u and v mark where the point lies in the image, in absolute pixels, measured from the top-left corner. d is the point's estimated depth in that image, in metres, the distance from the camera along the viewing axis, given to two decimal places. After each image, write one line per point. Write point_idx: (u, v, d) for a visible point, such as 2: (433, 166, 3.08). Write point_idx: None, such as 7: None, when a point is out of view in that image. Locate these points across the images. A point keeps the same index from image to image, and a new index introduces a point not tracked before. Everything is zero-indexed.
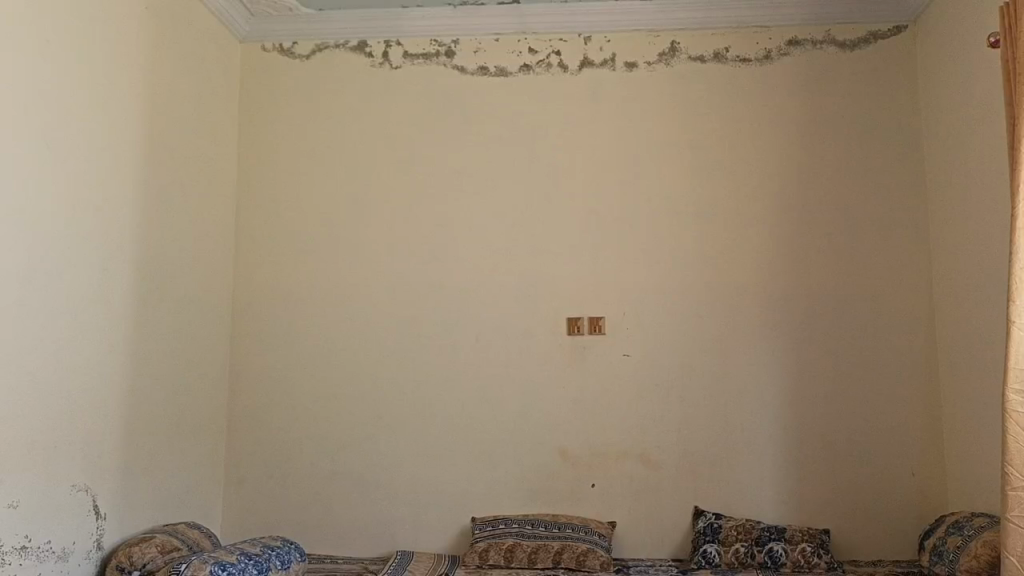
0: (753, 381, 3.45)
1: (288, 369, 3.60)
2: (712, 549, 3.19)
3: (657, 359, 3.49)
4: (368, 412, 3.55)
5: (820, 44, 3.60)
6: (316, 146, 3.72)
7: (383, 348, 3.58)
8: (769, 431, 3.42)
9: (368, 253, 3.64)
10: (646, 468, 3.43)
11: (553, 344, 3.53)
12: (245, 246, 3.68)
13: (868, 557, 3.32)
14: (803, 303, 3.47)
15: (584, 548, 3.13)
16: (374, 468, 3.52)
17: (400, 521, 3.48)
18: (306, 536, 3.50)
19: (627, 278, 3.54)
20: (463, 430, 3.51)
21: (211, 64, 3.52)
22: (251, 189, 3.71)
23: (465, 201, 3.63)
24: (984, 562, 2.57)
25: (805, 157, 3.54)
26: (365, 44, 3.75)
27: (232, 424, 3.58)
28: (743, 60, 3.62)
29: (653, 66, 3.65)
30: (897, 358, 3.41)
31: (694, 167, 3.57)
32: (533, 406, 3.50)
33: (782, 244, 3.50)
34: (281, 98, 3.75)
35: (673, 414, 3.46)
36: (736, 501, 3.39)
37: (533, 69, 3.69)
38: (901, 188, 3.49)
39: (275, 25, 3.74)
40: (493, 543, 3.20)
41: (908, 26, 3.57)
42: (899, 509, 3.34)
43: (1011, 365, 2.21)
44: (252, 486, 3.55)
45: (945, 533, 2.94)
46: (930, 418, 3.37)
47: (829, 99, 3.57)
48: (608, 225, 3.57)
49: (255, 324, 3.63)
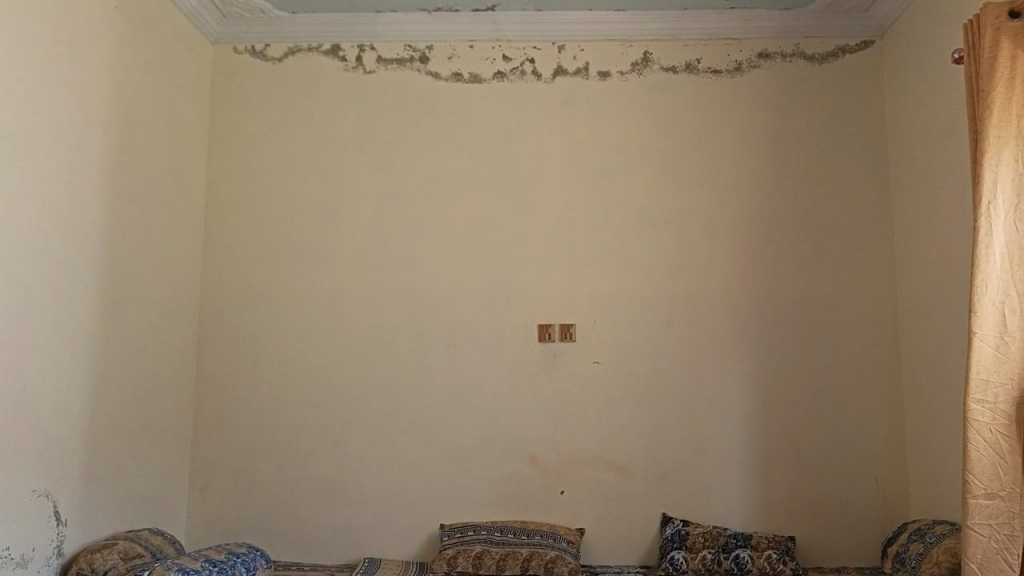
0: (722, 389, 3.48)
1: (256, 374, 3.56)
2: (678, 556, 3.18)
3: (628, 365, 3.51)
4: (337, 417, 3.52)
5: (790, 58, 3.65)
6: (287, 149, 3.69)
7: (353, 353, 3.56)
8: (737, 439, 3.45)
9: (340, 258, 3.62)
10: (615, 475, 3.45)
11: (524, 350, 3.53)
12: (215, 248, 3.65)
13: (832, 564, 3.36)
14: (771, 312, 3.51)
15: (551, 555, 3.12)
16: (342, 474, 3.49)
17: (367, 528, 3.46)
18: (272, 543, 3.46)
19: (598, 285, 3.55)
20: (433, 436, 3.50)
21: (181, 65, 3.48)
22: (221, 192, 3.68)
23: (437, 206, 3.63)
24: (944, 568, 2.61)
25: (774, 168, 3.59)
26: (339, 48, 3.74)
27: (198, 429, 3.54)
28: (714, 71, 3.66)
29: (626, 75, 3.68)
30: (863, 367, 3.47)
31: (666, 175, 3.60)
32: (503, 412, 3.50)
33: (751, 253, 3.54)
34: (253, 101, 3.73)
35: (642, 422, 3.47)
36: (703, 508, 3.41)
37: (506, 76, 3.70)
38: (867, 200, 3.55)
39: (247, 27, 3.71)
40: (461, 551, 3.17)
41: (875, 41, 3.64)
42: (863, 516, 3.38)
43: (973, 374, 2.28)
44: (218, 492, 3.50)
45: (907, 540, 2.98)
46: (893, 427, 3.42)
47: (799, 111, 3.62)
48: (579, 233, 3.58)
49: (223, 328, 3.59)
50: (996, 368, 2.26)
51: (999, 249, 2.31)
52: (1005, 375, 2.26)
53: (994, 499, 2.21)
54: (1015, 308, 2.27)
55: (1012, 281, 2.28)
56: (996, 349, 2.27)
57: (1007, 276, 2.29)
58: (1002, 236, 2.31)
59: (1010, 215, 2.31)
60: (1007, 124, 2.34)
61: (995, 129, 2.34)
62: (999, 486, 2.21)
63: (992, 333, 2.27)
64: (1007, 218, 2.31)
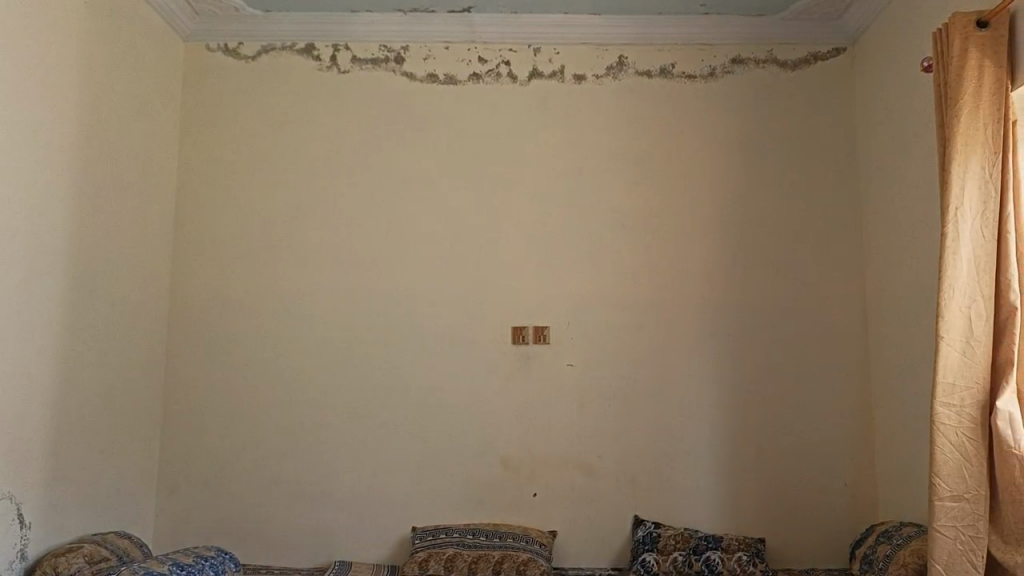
0: (694, 392, 3.50)
1: (227, 376, 3.52)
2: (650, 558, 3.18)
3: (601, 368, 3.51)
4: (308, 419, 3.49)
5: (763, 64, 3.69)
6: (260, 148, 3.66)
7: (325, 354, 3.53)
8: (708, 442, 3.47)
9: (312, 259, 3.59)
10: (587, 478, 3.45)
11: (497, 352, 3.53)
12: (185, 248, 3.60)
13: (802, 565, 3.39)
14: (743, 316, 3.54)
15: (524, 558, 3.12)
16: (313, 476, 3.46)
17: (338, 531, 3.43)
18: (242, 546, 3.42)
19: (572, 288, 3.56)
20: (405, 437, 3.48)
21: (152, 62, 3.44)
22: (192, 191, 3.63)
23: (411, 207, 3.62)
24: (910, 569, 2.65)
25: (746, 173, 3.62)
26: (313, 47, 3.72)
27: (166, 431, 3.49)
28: (689, 76, 3.68)
29: (601, 79, 3.69)
30: (833, 370, 3.50)
31: (640, 179, 3.62)
32: (476, 414, 3.49)
33: (724, 258, 3.57)
34: (225, 100, 3.69)
35: (614, 424, 3.48)
36: (675, 510, 3.43)
37: (482, 78, 3.69)
38: (838, 205, 3.60)
39: (220, 25, 3.67)
40: (433, 553, 3.16)
41: (846, 49, 3.69)
42: (832, 518, 3.41)
43: (940, 379, 2.41)
44: (186, 495, 3.45)
45: (875, 541, 3.01)
46: (862, 430, 3.46)
47: (771, 116, 3.65)
48: (553, 235, 3.59)
49: (193, 329, 3.55)
50: (963, 372, 2.39)
51: (966, 254, 2.43)
52: (970, 380, 2.38)
53: (959, 500, 2.34)
54: (980, 312, 2.39)
55: (978, 286, 2.40)
56: (963, 354, 2.39)
57: (974, 282, 2.41)
58: (968, 241, 2.42)
59: (976, 221, 2.42)
60: (973, 133, 2.45)
61: (962, 138, 2.46)
62: (965, 488, 2.34)
63: (958, 338, 2.40)
64: (974, 223, 2.42)
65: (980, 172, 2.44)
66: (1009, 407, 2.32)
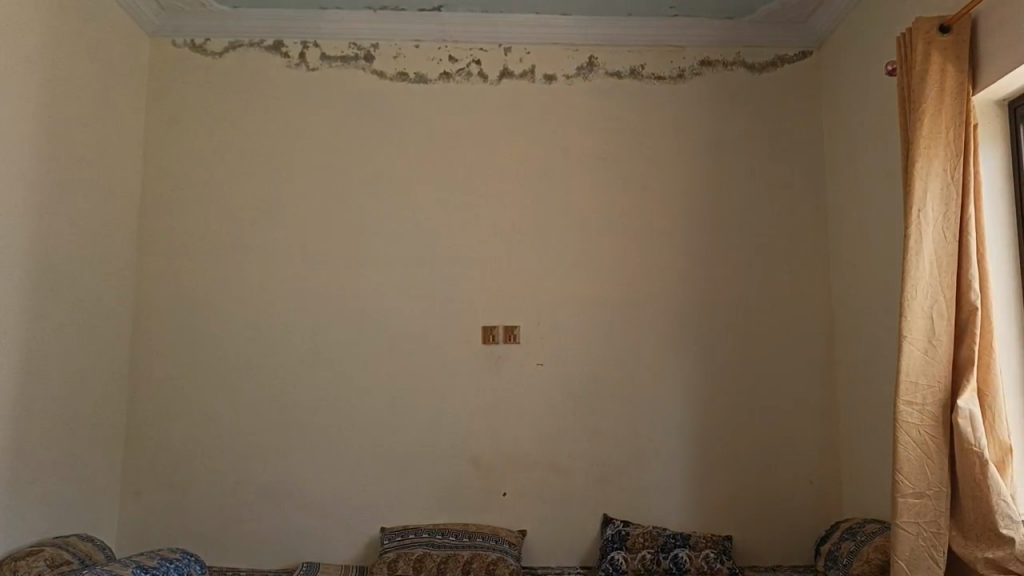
0: (663, 392, 3.52)
1: (193, 376, 3.48)
2: (619, 556, 3.20)
3: (571, 368, 3.52)
4: (276, 420, 3.46)
5: (731, 66, 3.72)
6: (227, 145, 3.62)
7: (293, 354, 3.50)
8: (677, 440, 3.50)
9: (280, 257, 3.56)
10: (557, 477, 3.46)
11: (467, 352, 3.52)
12: (150, 245, 3.55)
13: (768, 562, 3.42)
14: (712, 315, 3.56)
15: (493, 557, 3.12)
16: (281, 477, 3.43)
17: (306, 532, 3.40)
18: (209, 548, 3.39)
19: (542, 288, 3.56)
20: (374, 437, 3.46)
21: (116, 57, 3.38)
22: (157, 188, 3.58)
23: (381, 206, 3.60)
24: (874, 565, 2.71)
25: (715, 174, 3.65)
26: (282, 44, 3.69)
27: (130, 431, 3.44)
28: (658, 77, 3.71)
29: (571, 79, 3.70)
30: (800, 369, 3.55)
31: (610, 179, 3.63)
32: (445, 414, 3.49)
33: (692, 258, 3.59)
34: (192, 96, 3.64)
35: (584, 423, 3.50)
36: (644, 509, 3.45)
37: (452, 77, 3.69)
38: (805, 206, 3.64)
39: (186, 20, 3.63)
40: (402, 554, 3.14)
41: (812, 53, 3.74)
42: (797, 516, 3.46)
43: (903, 377, 2.46)
44: (151, 497, 3.41)
45: (840, 538, 3.05)
46: (826, 429, 3.51)
47: (739, 118, 3.69)
48: (524, 235, 3.59)
49: (158, 328, 3.51)
50: (924, 372, 2.44)
51: (928, 254, 2.48)
52: (932, 378, 2.43)
53: (921, 497, 2.39)
54: (942, 312, 2.44)
55: (940, 286, 2.45)
56: (925, 354, 2.45)
57: (936, 282, 2.46)
58: (930, 242, 2.47)
59: (937, 223, 2.47)
60: (935, 135, 2.50)
61: (925, 141, 2.50)
62: (927, 486, 2.39)
63: (920, 338, 2.45)
64: (936, 224, 2.47)
65: (942, 174, 2.49)
66: (970, 406, 2.37)
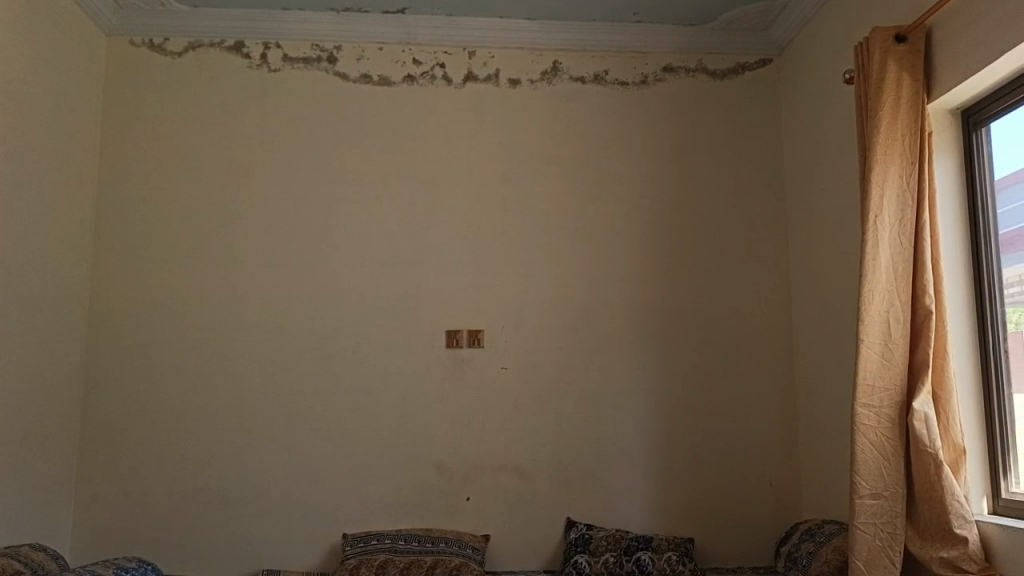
0: (626, 395, 3.54)
1: (151, 381, 3.42)
2: (582, 560, 3.20)
3: (535, 372, 3.53)
4: (235, 425, 3.41)
5: (693, 72, 3.76)
6: (186, 145, 3.56)
7: (254, 358, 3.46)
8: (640, 444, 3.51)
9: (241, 260, 3.51)
10: (521, 481, 3.46)
11: (431, 356, 3.51)
12: (106, 248, 3.48)
13: (730, 564, 3.45)
14: (674, 319, 3.59)
15: (456, 562, 3.10)
16: (241, 483, 3.38)
17: (266, 539, 3.35)
18: (166, 556, 3.32)
19: (506, 291, 3.56)
20: (336, 442, 3.43)
21: (71, 54, 3.32)
22: (113, 189, 3.52)
23: (344, 209, 3.57)
24: (832, 566, 2.74)
25: (678, 178, 3.68)
26: (242, 45, 3.64)
27: (85, 438, 3.36)
28: (622, 83, 3.73)
29: (535, 83, 3.71)
30: (760, 372, 3.59)
31: (574, 183, 3.65)
32: (408, 419, 3.47)
33: (656, 262, 3.62)
34: (150, 97, 3.58)
35: (548, 427, 3.50)
36: (608, 512, 3.46)
37: (416, 80, 3.67)
38: (766, 211, 3.69)
39: (145, 18, 3.57)
40: (364, 560, 3.10)
41: (771, 60, 3.79)
42: (759, 517, 3.49)
43: (861, 380, 2.49)
44: (106, 505, 3.34)
45: (799, 539, 3.08)
46: (787, 431, 3.56)
47: (701, 123, 3.73)
48: (488, 238, 3.59)
49: (114, 332, 3.44)
50: (881, 374, 2.49)
51: (885, 259, 2.52)
52: (888, 380, 2.48)
53: (878, 498, 2.44)
54: (898, 316, 2.49)
55: (896, 291, 2.50)
56: (881, 356, 2.49)
57: (893, 287, 2.51)
58: (887, 247, 2.52)
59: (894, 228, 2.53)
60: (892, 143, 2.56)
61: (882, 148, 2.55)
62: (883, 487, 2.44)
63: (877, 341, 2.50)
64: (892, 230, 2.53)
65: (898, 180, 2.54)
66: (925, 407, 2.41)
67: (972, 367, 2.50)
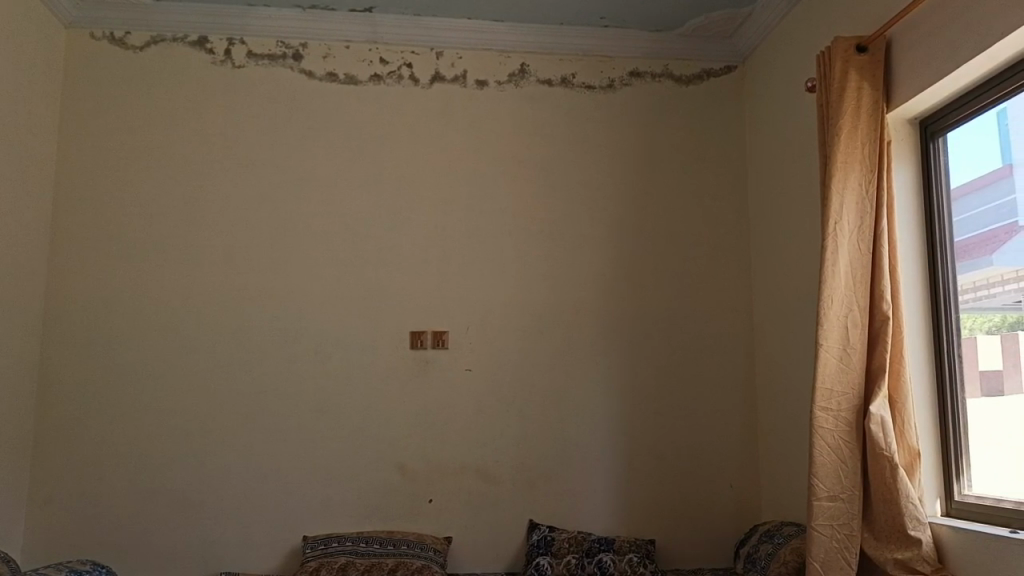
0: (589, 397, 3.55)
1: (109, 381, 3.36)
2: (544, 561, 3.20)
3: (499, 373, 3.53)
4: (195, 425, 3.36)
5: (659, 78, 3.79)
6: (147, 140, 3.51)
7: (216, 358, 3.41)
8: (602, 446, 3.53)
9: (202, 258, 3.46)
10: (484, 482, 3.45)
11: (395, 357, 3.49)
12: (63, 244, 3.41)
13: (690, 565, 3.48)
14: (638, 323, 3.62)
15: (417, 564, 3.08)
16: (200, 484, 3.33)
17: (225, 541, 3.31)
18: (122, 559, 3.26)
19: (472, 292, 3.56)
20: (297, 443, 3.40)
21: (29, 45, 3.25)
22: (72, 184, 3.45)
23: (308, 208, 3.54)
24: (791, 567, 2.78)
25: (643, 182, 3.71)
26: (206, 40, 3.59)
27: (39, 438, 3.29)
28: (589, 86, 3.75)
29: (503, 85, 3.71)
30: (722, 375, 3.63)
31: (541, 185, 3.66)
32: (371, 420, 3.44)
33: (620, 265, 3.64)
34: (111, 92, 3.52)
35: (512, 429, 3.50)
36: (570, 514, 3.47)
37: (383, 79, 3.65)
38: (729, 216, 3.73)
39: (106, 12, 3.50)
40: (323, 562, 3.07)
41: (736, 67, 3.84)
42: (718, 518, 3.53)
43: (820, 383, 2.54)
44: (59, 508, 3.26)
45: (759, 541, 3.12)
46: (747, 433, 3.60)
47: (667, 128, 3.76)
48: (453, 239, 3.58)
49: (70, 330, 3.37)
50: (839, 378, 2.53)
51: (845, 265, 2.57)
52: (846, 384, 2.53)
53: (835, 500, 2.48)
54: (856, 321, 2.54)
55: (854, 296, 2.55)
56: (840, 360, 2.54)
57: (851, 292, 2.56)
58: (846, 253, 2.57)
59: (853, 235, 2.57)
60: (852, 151, 2.61)
61: (843, 156, 2.60)
62: (840, 489, 2.48)
63: (835, 346, 2.54)
64: (851, 236, 2.57)
65: (858, 188, 2.59)
66: (882, 411, 2.46)
67: (927, 371, 2.55)
